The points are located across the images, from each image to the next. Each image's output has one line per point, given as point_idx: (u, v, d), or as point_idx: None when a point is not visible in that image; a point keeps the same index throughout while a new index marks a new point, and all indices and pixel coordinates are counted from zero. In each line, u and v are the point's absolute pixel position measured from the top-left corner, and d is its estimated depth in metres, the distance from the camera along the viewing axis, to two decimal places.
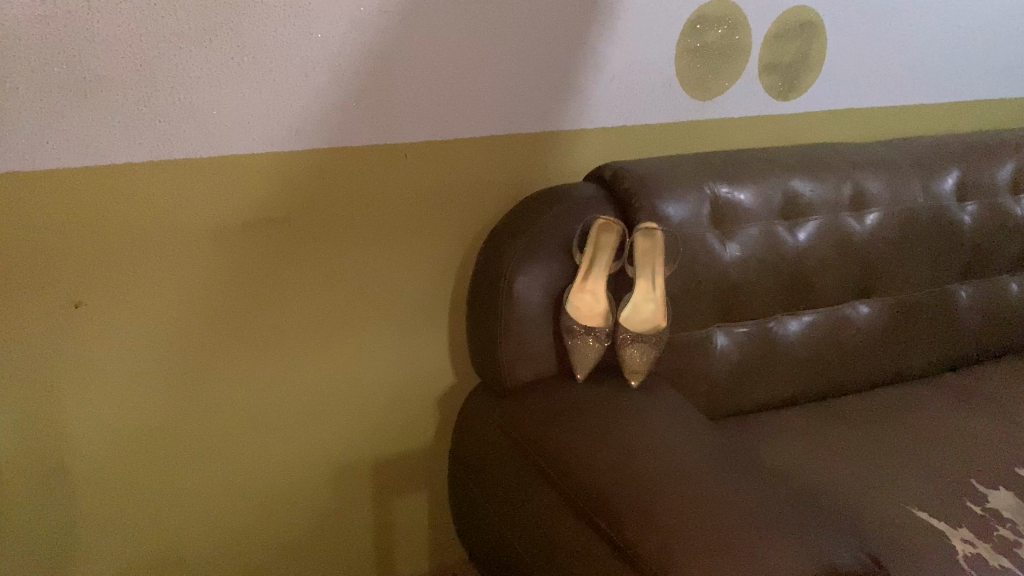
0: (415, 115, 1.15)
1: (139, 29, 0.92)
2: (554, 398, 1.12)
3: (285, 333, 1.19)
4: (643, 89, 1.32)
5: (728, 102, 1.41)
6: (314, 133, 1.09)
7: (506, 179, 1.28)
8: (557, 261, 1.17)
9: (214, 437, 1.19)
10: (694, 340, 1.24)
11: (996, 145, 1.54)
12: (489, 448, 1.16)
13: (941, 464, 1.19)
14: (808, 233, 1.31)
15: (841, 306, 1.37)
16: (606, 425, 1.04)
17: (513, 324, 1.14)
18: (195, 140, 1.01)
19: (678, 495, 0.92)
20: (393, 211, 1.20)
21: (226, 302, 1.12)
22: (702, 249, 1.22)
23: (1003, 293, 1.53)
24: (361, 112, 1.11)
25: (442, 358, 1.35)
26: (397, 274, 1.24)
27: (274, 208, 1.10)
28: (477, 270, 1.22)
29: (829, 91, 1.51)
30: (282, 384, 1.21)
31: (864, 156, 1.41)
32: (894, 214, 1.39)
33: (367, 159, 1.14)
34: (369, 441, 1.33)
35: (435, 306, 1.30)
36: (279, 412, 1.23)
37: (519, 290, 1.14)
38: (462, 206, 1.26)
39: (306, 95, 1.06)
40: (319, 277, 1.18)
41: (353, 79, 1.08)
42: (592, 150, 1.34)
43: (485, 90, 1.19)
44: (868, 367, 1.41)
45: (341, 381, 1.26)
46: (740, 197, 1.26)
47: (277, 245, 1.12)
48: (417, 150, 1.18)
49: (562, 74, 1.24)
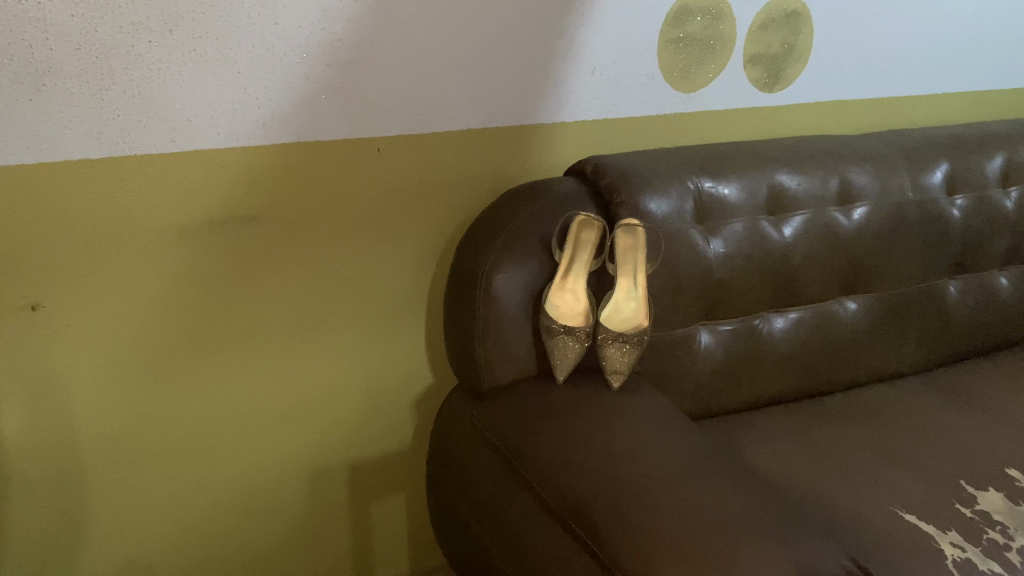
0: (388, 109, 1.11)
1: (95, 19, 0.88)
2: (534, 399, 1.09)
3: (257, 335, 1.15)
4: (625, 81, 1.29)
5: (714, 95, 1.38)
6: (282, 128, 1.05)
7: (485, 174, 1.24)
8: (536, 257, 1.13)
9: (185, 442, 1.15)
10: (678, 338, 1.20)
11: (986, 138, 1.51)
12: (468, 451, 1.13)
13: (930, 464, 1.17)
14: (794, 229, 1.28)
15: (829, 302, 1.35)
16: (587, 428, 1.01)
17: (491, 323, 1.11)
18: (158, 134, 0.97)
19: (657, 500, 0.89)
20: (368, 208, 1.16)
21: (194, 303, 1.08)
22: (686, 245, 1.18)
23: (993, 288, 1.51)
24: (333, 105, 1.07)
25: (419, 358, 1.31)
26: (373, 272, 1.21)
27: (242, 206, 1.06)
28: (454, 267, 1.18)
29: (817, 83, 1.48)
30: (254, 387, 1.18)
31: (851, 150, 1.38)
32: (882, 208, 1.36)
33: (340, 155, 1.11)
34: (345, 444, 1.30)
35: (412, 306, 1.27)
36: (252, 415, 1.19)
37: (496, 288, 1.11)
38: (439, 202, 1.22)
39: (273, 89, 1.02)
40: (291, 276, 1.14)
41: (322, 71, 1.04)
42: (574, 144, 1.30)
43: (462, 81, 1.15)
44: (856, 365, 1.39)
45: (317, 382, 1.23)
46: (724, 191, 1.23)
47: (246, 243, 1.09)
48: (393, 145, 1.14)
49: (541, 66, 1.20)
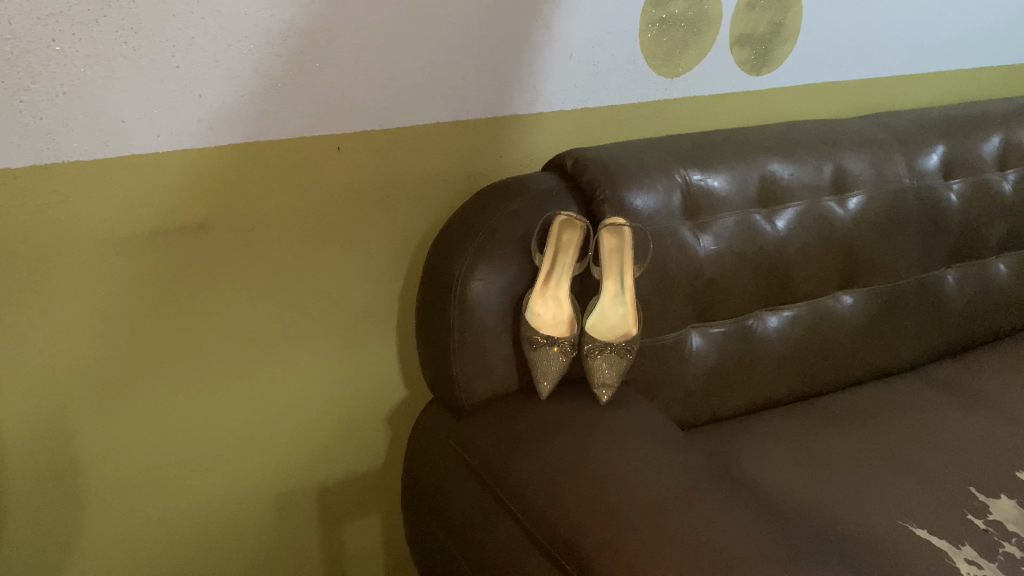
0: (347, 102, 1.01)
1: (9, 11, 0.77)
2: (516, 417, 1.00)
3: (211, 354, 1.06)
4: (604, 67, 1.19)
5: (698, 79, 1.29)
6: (230, 128, 0.95)
7: (455, 171, 1.15)
8: (515, 263, 1.04)
9: (136, 472, 1.06)
10: (668, 343, 1.12)
11: (983, 117, 1.44)
12: (446, 473, 1.04)
13: (937, 470, 1.11)
14: (787, 221, 1.20)
15: (825, 297, 1.27)
16: (574, 449, 0.93)
17: (468, 336, 1.02)
18: (89, 139, 0.87)
19: (655, 534, 0.81)
20: (329, 212, 1.06)
21: (139, 322, 0.98)
22: (675, 243, 1.10)
23: (991, 275, 1.44)
24: (286, 101, 0.97)
25: (390, 370, 1.22)
26: (337, 281, 1.11)
27: (189, 214, 0.96)
28: (425, 274, 1.09)
29: (807, 64, 1.39)
30: (212, 409, 1.09)
31: (844, 135, 1.30)
32: (878, 196, 1.29)
33: (296, 155, 1.01)
34: (313, 463, 1.21)
35: (381, 315, 1.18)
36: (209, 439, 1.10)
37: (472, 296, 1.01)
38: (407, 203, 1.12)
39: (218, 84, 0.91)
40: (246, 288, 1.05)
41: (272, 62, 0.93)
42: (551, 135, 1.21)
43: (428, 70, 1.05)
44: (853, 362, 1.31)
45: (280, 401, 1.14)
46: (713, 183, 1.15)
47: (195, 255, 0.99)
48: (354, 142, 1.04)
49: (513, 53, 1.11)
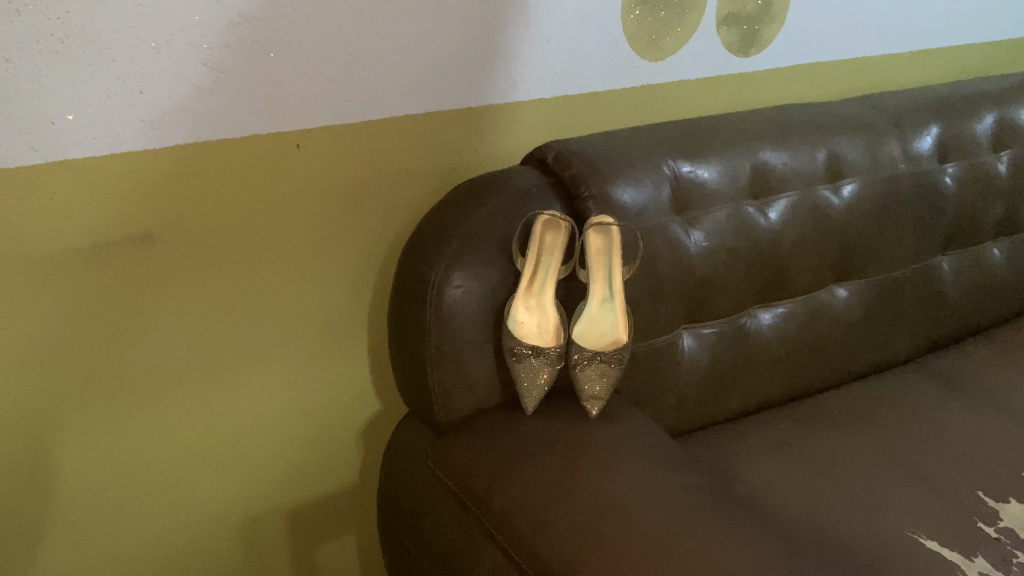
0: (306, 96, 0.92)
1: None
2: (500, 436, 0.92)
3: (166, 374, 0.97)
4: (584, 51, 1.11)
5: (684, 63, 1.22)
6: (176, 128, 0.85)
7: (428, 168, 1.06)
8: (495, 267, 0.96)
9: (88, 506, 0.97)
10: (659, 348, 1.05)
11: (977, 97, 1.38)
12: (426, 497, 0.96)
13: (943, 474, 1.05)
14: (779, 213, 1.13)
15: (820, 292, 1.21)
16: (566, 473, 0.85)
17: (445, 349, 0.94)
18: (14, 144, 0.77)
19: (658, 569, 0.74)
20: (291, 217, 0.98)
21: (84, 345, 0.89)
22: (666, 241, 1.02)
23: (986, 261, 1.39)
24: (239, 96, 0.87)
25: (362, 382, 1.14)
26: (302, 291, 1.03)
27: (135, 225, 0.87)
28: (398, 281, 1.00)
29: (795, 44, 1.32)
30: (169, 433, 1.00)
31: (837, 118, 1.23)
32: (873, 183, 1.22)
33: (252, 156, 0.91)
34: (283, 483, 1.13)
35: (351, 324, 1.09)
36: (168, 465, 1.01)
37: (449, 306, 0.93)
38: (377, 204, 1.04)
39: (160, 79, 0.82)
40: (203, 302, 0.96)
41: (221, 53, 0.84)
42: (529, 127, 1.13)
43: (394, 59, 0.96)
44: (849, 358, 1.26)
45: (244, 421, 1.05)
46: (703, 175, 1.07)
47: (144, 269, 0.90)
48: (317, 139, 0.95)
49: (488, 38, 1.02)
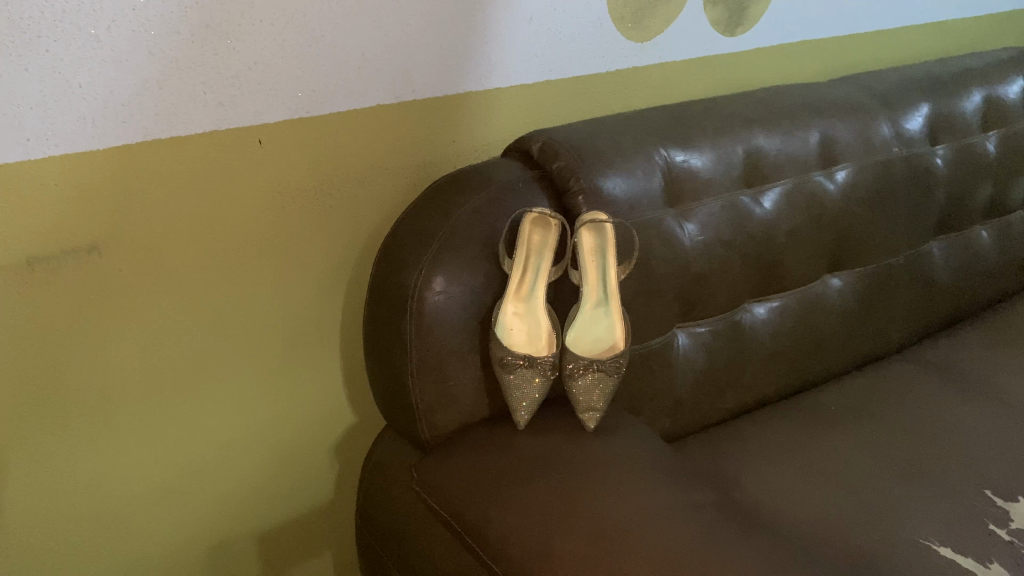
0: (268, 87, 0.83)
1: None
2: (491, 455, 0.85)
3: (120, 397, 0.88)
4: (566, 32, 1.04)
5: (669, 43, 1.15)
6: (121, 125, 0.76)
7: (402, 162, 0.98)
8: (480, 270, 0.88)
9: (40, 542, 0.89)
10: (654, 350, 0.99)
11: (966, 74, 1.33)
12: (411, 521, 0.89)
13: (949, 473, 1.01)
14: (774, 201, 1.07)
15: (814, 282, 1.15)
16: (565, 494, 0.78)
17: (428, 360, 0.87)
18: None
19: None
20: (254, 220, 0.89)
21: (24, 370, 0.80)
22: (660, 236, 0.96)
23: (974, 245, 1.35)
24: (192, 88, 0.78)
25: (336, 393, 1.06)
26: (270, 299, 0.94)
27: (79, 235, 0.78)
28: (373, 287, 0.92)
29: (783, 22, 1.26)
30: (126, 459, 0.91)
31: (829, 99, 1.17)
32: (866, 168, 1.17)
33: (210, 154, 0.82)
34: (252, 505, 1.05)
35: (322, 333, 1.01)
36: (125, 495, 0.93)
37: (431, 313, 0.86)
38: (348, 203, 0.95)
39: (102, 70, 0.72)
40: (159, 317, 0.87)
41: (170, 40, 0.75)
42: (509, 114, 1.05)
43: (363, 43, 0.88)
44: (842, 350, 1.21)
45: (209, 442, 0.97)
46: (697, 163, 1.00)
47: (91, 283, 0.80)
48: (280, 134, 0.86)
49: (465, 18, 0.94)
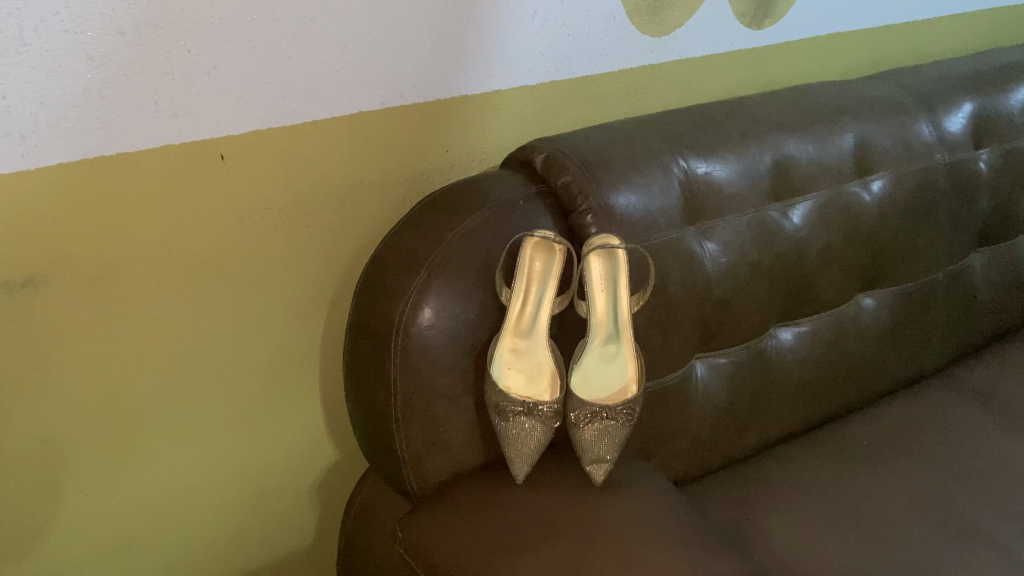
0: (230, 95, 0.72)
1: None
2: (485, 514, 0.75)
3: (69, 443, 0.78)
4: (573, 27, 0.92)
5: (688, 38, 1.03)
6: (55, 142, 0.65)
7: (389, 175, 0.87)
8: (475, 302, 0.78)
9: None
10: (669, 386, 0.89)
11: (1013, 69, 1.21)
12: None
13: (998, 523, 0.91)
14: (804, 216, 0.96)
15: (847, 304, 1.05)
16: (569, 566, 0.68)
17: (415, 404, 0.77)
18: None
19: None
20: (220, 244, 0.78)
21: None
22: (677, 260, 0.85)
23: (1017, 256, 1.24)
24: (139, 96, 0.67)
25: (317, 426, 0.97)
26: (241, 330, 0.85)
27: (12, 269, 0.67)
28: (355, 318, 0.82)
29: (814, 13, 1.14)
30: (79, 508, 0.81)
31: (865, 99, 1.06)
32: (906, 177, 1.05)
33: (165, 172, 0.72)
34: (225, 547, 0.96)
35: (301, 363, 0.91)
36: (80, 546, 0.83)
37: (418, 353, 0.75)
38: (328, 221, 0.85)
39: (29, 80, 0.62)
40: (111, 354, 0.77)
41: (111, 43, 0.64)
42: (510, 120, 0.94)
43: (339, 42, 0.76)
44: (874, 376, 1.11)
45: (175, 485, 0.87)
46: (719, 175, 0.89)
47: (28, 322, 0.70)
48: (247, 147, 0.76)
49: (460, 13, 0.82)
